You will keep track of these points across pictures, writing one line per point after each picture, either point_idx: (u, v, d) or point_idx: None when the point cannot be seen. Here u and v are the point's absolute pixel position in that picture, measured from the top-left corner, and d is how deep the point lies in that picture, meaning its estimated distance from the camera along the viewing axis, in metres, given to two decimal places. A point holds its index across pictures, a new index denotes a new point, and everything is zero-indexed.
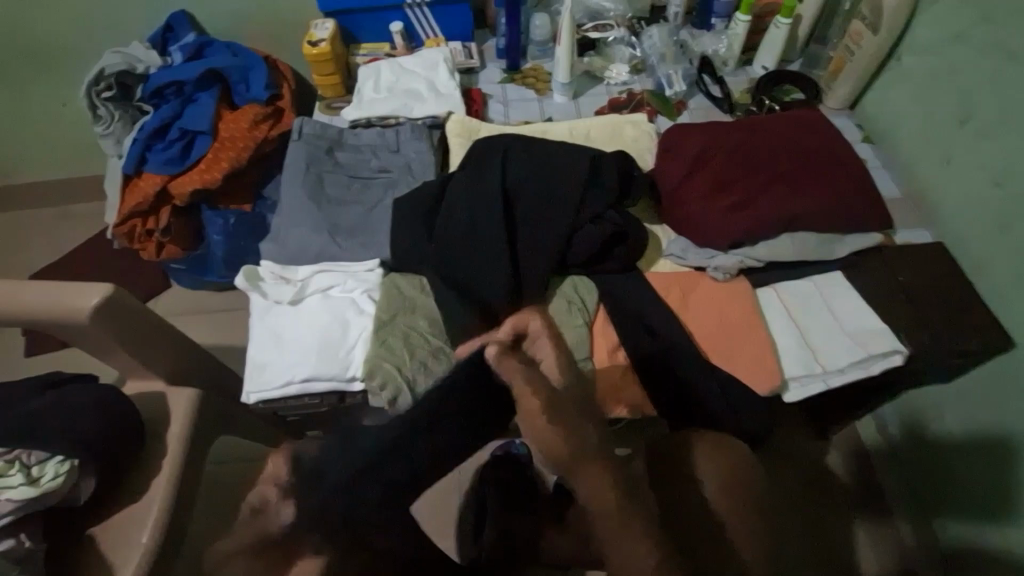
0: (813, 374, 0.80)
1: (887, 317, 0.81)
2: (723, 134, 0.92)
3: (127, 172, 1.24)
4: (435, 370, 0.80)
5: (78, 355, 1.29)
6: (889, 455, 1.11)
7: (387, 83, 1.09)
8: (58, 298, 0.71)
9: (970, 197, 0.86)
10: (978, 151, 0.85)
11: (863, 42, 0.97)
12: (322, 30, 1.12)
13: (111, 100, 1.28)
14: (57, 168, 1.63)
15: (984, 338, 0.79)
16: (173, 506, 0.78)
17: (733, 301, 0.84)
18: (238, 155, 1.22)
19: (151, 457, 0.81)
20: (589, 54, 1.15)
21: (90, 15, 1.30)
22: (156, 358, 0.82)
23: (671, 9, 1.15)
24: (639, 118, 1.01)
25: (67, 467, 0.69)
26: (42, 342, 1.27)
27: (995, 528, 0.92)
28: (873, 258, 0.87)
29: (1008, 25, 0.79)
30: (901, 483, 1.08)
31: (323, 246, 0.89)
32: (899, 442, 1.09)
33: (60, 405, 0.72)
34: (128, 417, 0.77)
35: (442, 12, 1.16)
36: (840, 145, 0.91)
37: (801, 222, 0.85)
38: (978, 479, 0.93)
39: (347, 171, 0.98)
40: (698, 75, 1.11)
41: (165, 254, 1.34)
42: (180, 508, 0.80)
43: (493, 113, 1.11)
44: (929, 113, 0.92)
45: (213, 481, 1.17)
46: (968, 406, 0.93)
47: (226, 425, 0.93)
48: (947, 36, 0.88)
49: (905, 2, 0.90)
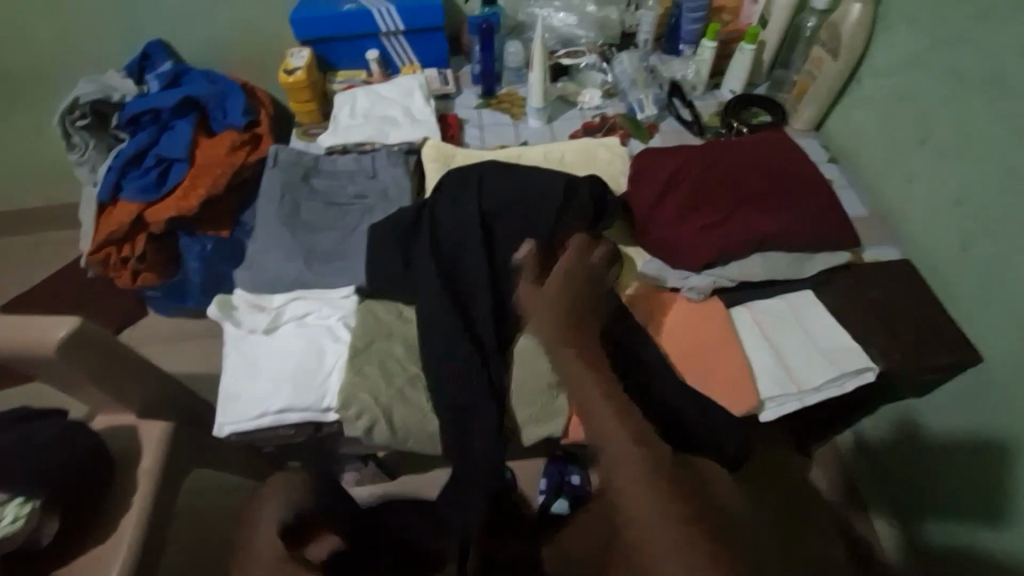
0: (790, 394, 0.80)
1: (858, 334, 0.83)
2: (693, 156, 0.94)
3: (101, 200, 1.23)
4: (412, 398, 0.80)
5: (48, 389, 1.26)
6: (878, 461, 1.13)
7: (363, 110, 1.10)
8: (24, 333, 0.69)
9: (933, 214, 0.89)
10: (938, 170, 0.88)
11: (825, 67, 1.01)
12: (299, 58, 1.14)
13: (85, 128, 1.27)
14: (30, 197, 1.61)
15: (953, 353, 0.80)
16: (143, 544, 0.76)
17: (707, 320, 0.85)
18: (214, 182, 1.22)
19: (119, 493, 0.79)
20: (562, 79, 1.18)
21: (65, 44, 1.30)
22: (126, 391, 0.81)
23: (640, 35, 1.19)
24: (612, 142, 1.03)
25: (27, 510, 0.67)
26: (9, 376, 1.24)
27: (979, 534, 0.93)
28: (842, 275, 0.89)
29: (957, 52, 0.82)
30: (891, 487, 1.11)
31: (298, 274, 0.89)
32: (884, 448, 1.11)
33: (26, 442, 0.71)
34: (94, 454, 0.75)
35: (418, 40, 1.19)
36: (806, 166, 0.94)
37: (770, 242, 0.87)
38: (962, 484, 0.94)
39: (323, 197, 0.98)
40: (669, 99, 1.14)
41: (140, 282, 1.32)
42: (152, 545, 0.78)
43: (469, 137, 1.12)
44: (890, 133, 0.96)
45: (187, 516, 1.14)
46: (947, 416, 0.95)
47: (201, 456, 0.91)
48: (901, 62, 0.92)
49: (861, 29, 0.94)
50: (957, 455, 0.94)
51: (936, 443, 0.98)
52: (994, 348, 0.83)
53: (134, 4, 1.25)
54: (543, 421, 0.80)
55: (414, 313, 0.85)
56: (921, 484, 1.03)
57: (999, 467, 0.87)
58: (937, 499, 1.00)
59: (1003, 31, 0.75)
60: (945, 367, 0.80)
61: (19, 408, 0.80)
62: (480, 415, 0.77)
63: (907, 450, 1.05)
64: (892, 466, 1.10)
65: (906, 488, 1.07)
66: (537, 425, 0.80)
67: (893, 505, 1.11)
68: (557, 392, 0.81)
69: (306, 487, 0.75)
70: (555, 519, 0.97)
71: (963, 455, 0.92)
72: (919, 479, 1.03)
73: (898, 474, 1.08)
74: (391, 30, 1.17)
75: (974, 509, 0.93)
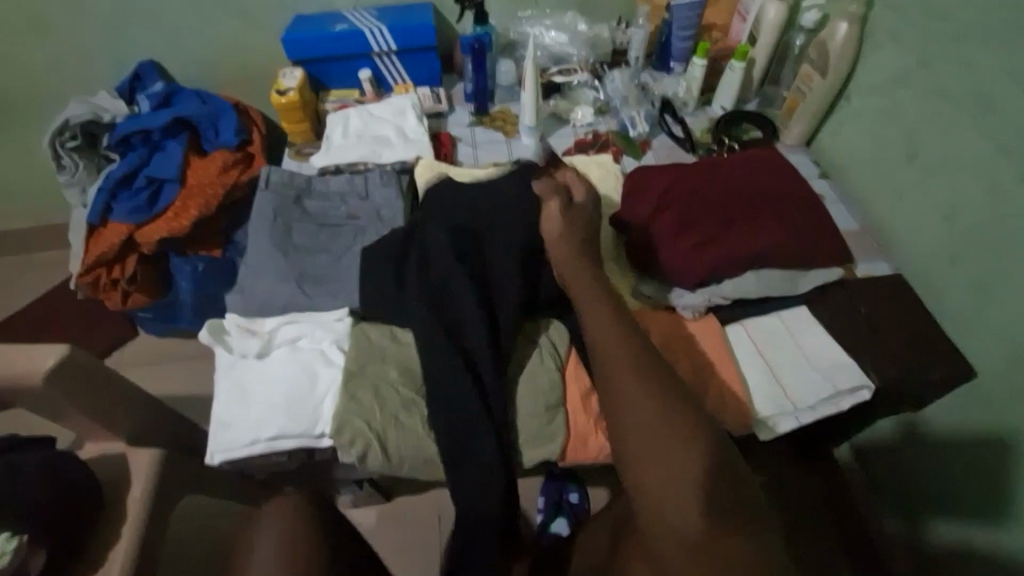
0: (785, 411, 0.80)
1: (853, 351, 0.83)
2: (685, 173, 0.95)
3: (91, 221, 1.22)
4: (406, 423, 0.79)
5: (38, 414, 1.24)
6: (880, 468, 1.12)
7: (356, 129, 1.10)
8: (9, 363, 0.68)
9: (924, 229, 0.90)
10: (926, 186, 0.88)
11: (814, 84, 1.02)
12: (291, 78, 1.14)
13: (76, 150, 1.27)
14: (19, 219, 1.60)
15: (948, 370, 0.80)
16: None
17: (701, 338, 0.85)
18: (206, 203, 1.21)
19: (108, 524, 0.77)
20: (555, 97, 1.19)
21: (55, 66, 1.30)
22: (115, 418, 0.79)
23: (631, 53, 1.20)
24: (604, 159, 1.04)
25: (15, 544, 0.66)
26: None
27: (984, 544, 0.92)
28: (836, 292, 0.89)
29: (943, 70, 0.83)
30: (891, 494, 1.10)
31: (290, 297, 0.88)
32: (885, 455, 1.10)
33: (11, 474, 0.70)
34: (83, 485, 0.74)
35: (410, 59, 1.19)
36: (797, 182, 0.94)
37: (764, 260, 0.87)
38: (962, 491, 0.94)
39: (316, 219, 0.97)
40: (660, 116, 1.15)
41: (131, 303, 1.31)
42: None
43: (462, 155, 1.12)
44: (879, 150, 0.96)
45: (180, 541, 1.12)
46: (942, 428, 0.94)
47: (192, 482, 0.90)
48: (889, 79, 0.93)
49: (847, 48, 0.95)
50: (953, 462, 0.94)
51: (934, 452, 0.98)
52: (988, 362, 0.83)
53: (125, 26, 1.25)
54: (541, 442, 0.80)
55: (409, 336, 0.84)
56: (922, 494, 1.03)
57: (1001, 475, 0.86)
58: (938, 509, 1.00)
59: (988, 50, 0.76)
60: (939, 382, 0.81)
61: (7, 438, 0.78)
62: (474, 439, 0.76)
63: (905, 462, 1.05)
64: (893, 479, 1.09)
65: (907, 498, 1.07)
66: (535, 447, 0.80)
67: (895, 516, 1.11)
68: (554, 414, 0.81)
69: (301, 513, 0.74)
70: (554, 539, 0.95)
71: (961, 462, 0.92)
72: (917, 486, 1.03)
73: (899, 484, 1.08)
74: (383, 49, 1.17)
75: (978, 517, 0.92)
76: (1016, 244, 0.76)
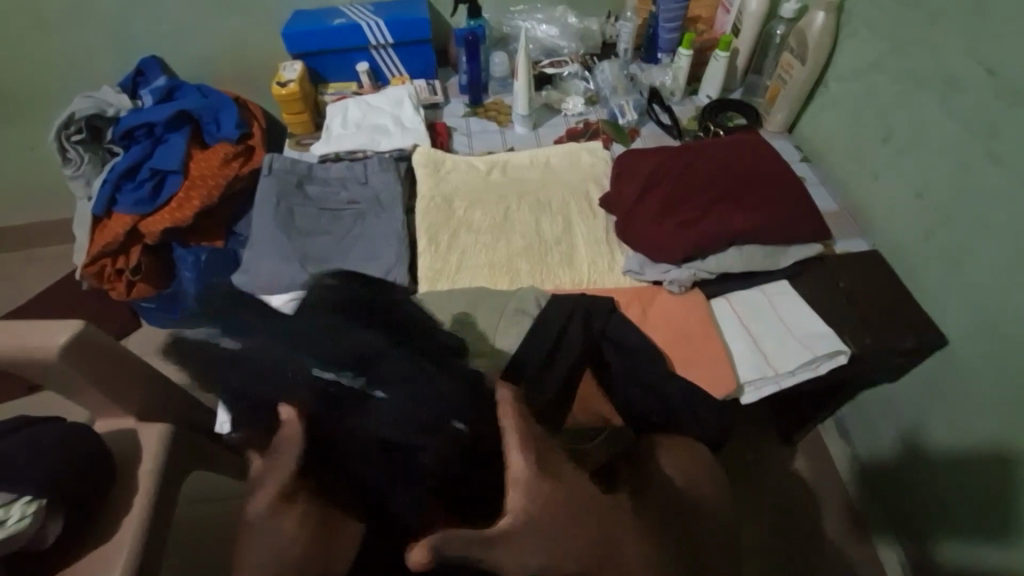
0: (767, 377, 0.84)
1: (830, 323, 0.87)
2: (673, 158, 0.99)
3: (97, 213, 1.25)
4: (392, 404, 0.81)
5: (47, 400, 1.27)
6: (879, 478, 1.10)
7: (354, 120, 1.14)
8: (24, 338, 0.71)
9: (895, 210, 0.94)
10: (899, 165, 0.93)
11: (794, 72, 1.06)
12: (291, 71, 1.18)
13: (81, 143, 1.30)
14: (24, 213, 1.63)
15: (917, 337, 0.86)
16: (144, 544, 0.77)
17: (689, 312, 0.89)
18: (208, 194, 1.24)
19: (121, 494, 0.80)
20: (546, 88, 1.23)
21: (60, 62, 1.33)
22: (126, 395, 0.82)
23: (620, 45, 1.25)
24: (594, 146, 1.08)
25: (34, 508, 0.68)
26: (7, 388, 1.25)
27: (985, 547, 0.91)
28: (815, 267, 0.94)
29: (913, 55, 0.88)
30: (891, 509, 1.09)
31: (294, 276, 0.91)
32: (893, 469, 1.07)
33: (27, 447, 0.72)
34: (95, 456, 0.76)
35: (406, 53, 1.23)
36: (780, 165, 0.98)
37: (747, 237, 0.91)
38: (962, 498, 0.92)
39: (317, 204, 1.01)
40: (648, 105, 1.19)
41: (135, 293, 1.34)
42: (154, 545, 0.79)
43: (458, 144, 1.16)
44: (857, 133, 1.01)
45: (185, 522, 1.15)
46: (914, 412, 0.98)
47: (198, 459, 0.93)
48: (864, 66, 0.98)
49: (824, 36, 1.00)
50: (934, 444, 0.95)
51: (937, 462, 0.96)
52: (959, 333, 0.86)
53: (128, 21, 1.28)
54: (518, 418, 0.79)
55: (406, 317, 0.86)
56: (926, 508, 1.01)
57: (995, 472, 0.86)
58: (932, 506, 0.99)
59: (954, 32, 0.80)
60: (909, 351, 0.85)
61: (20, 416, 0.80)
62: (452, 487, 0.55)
63: (890, 446, 1.06)
64: (890, 484, 1.08)
65: (905, 505, 1.05)
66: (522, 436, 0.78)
67: (890, 524, 1.10)
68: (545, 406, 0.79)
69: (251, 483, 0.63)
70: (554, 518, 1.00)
71: (940, 443, 0.94)
72: (925, 504, 1.01)
73: (896, 491, 1.07)
74: (380, 43, 1.21)
75: (975, 521, 0.91)
76: (984, 217, 0.80)
